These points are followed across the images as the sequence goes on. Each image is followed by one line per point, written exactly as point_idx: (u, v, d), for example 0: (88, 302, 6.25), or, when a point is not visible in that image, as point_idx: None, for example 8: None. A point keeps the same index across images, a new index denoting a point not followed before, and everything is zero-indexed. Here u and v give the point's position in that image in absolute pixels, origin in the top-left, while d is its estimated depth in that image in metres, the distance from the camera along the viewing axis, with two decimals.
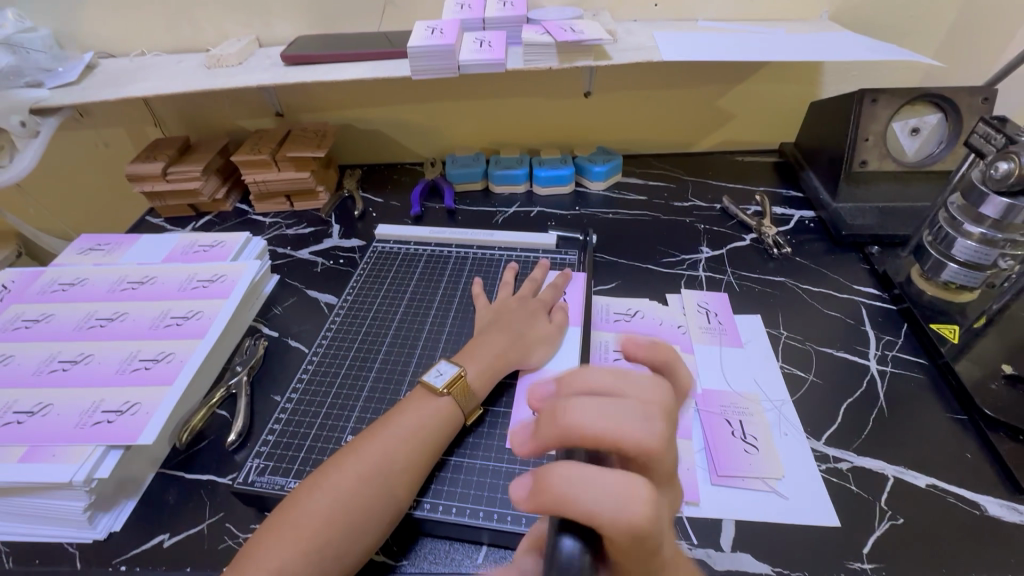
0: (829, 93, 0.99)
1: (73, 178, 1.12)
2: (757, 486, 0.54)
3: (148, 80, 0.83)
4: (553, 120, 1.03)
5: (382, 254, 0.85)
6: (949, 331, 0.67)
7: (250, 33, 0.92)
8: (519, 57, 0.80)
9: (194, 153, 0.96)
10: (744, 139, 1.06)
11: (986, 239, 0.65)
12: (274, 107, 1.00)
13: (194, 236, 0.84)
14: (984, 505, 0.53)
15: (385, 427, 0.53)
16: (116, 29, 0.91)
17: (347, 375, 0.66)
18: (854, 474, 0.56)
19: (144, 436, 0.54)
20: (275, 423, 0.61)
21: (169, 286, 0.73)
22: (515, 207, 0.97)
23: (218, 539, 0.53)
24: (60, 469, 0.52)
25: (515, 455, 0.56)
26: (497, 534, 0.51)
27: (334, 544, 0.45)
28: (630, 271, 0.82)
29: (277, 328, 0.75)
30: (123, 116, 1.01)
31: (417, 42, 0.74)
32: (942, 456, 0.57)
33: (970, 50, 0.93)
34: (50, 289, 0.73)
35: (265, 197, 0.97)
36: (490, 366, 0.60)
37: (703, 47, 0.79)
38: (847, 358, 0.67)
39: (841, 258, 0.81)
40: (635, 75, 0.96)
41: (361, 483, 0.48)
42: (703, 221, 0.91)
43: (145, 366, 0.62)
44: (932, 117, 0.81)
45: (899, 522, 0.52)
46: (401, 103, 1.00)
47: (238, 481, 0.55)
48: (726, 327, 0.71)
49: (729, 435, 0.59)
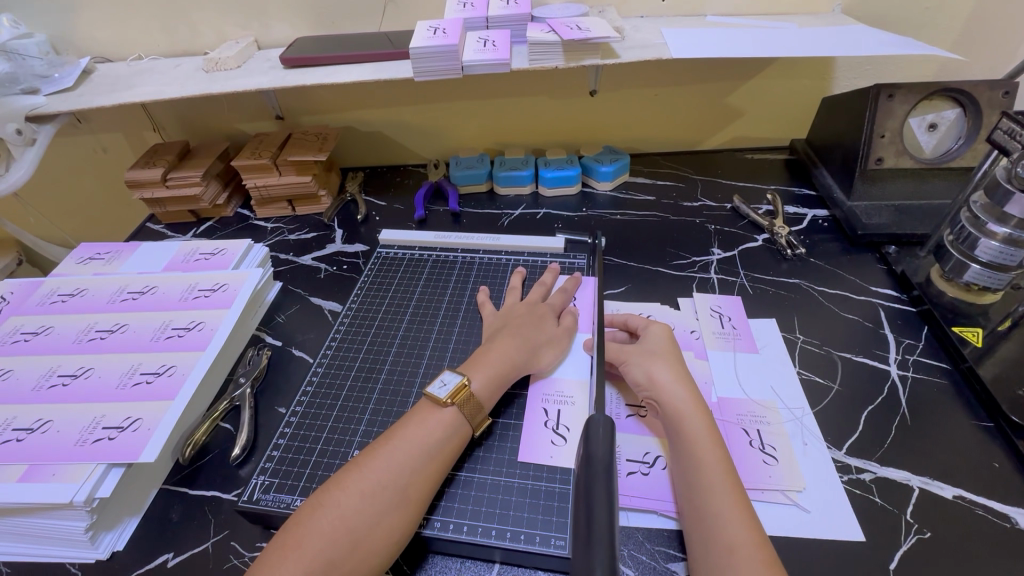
0: (841, 88, 0.96)
1: (72, 185, 1.11)
2: (777, 499, 0.53)
3: (145, 84, 0.82)
4: (558, 119, 1.01)
5: (386, 260, 0.84)
6: (972, 334, 0.65)
7: (248, 35, 0.90)
8: (524, 56, 0.78)
9: (194, 158, 0.94)
10: (753, 136, 1.04)
11: (1010, 239, 0.64)
12: (274, 110, 0.98)
13: (195, 243, 0.82)
14: (1014, 517, 0.51)
15: (389, 441, 0.51)
16: (111, 32, 0.89)
17: (352, 386, 0.64)
18: (877, 485, 0.54)
19: (146, 453, 0.53)
20: (280, 437, 0.59)
21: (170, 296, 0.72)
22: (521, 209, 0.95)
23: (224, 558, 0.51)
24: (60, 489, 0.50)
25: (526, 469, 0.55)
26: (510, 553, 0.49)
27: (339, 564, 0.44)
28: (641, 274, 0.80)
29: (280, 337, 0.73)
30: (121, 122, 1.00)
31: (419, 43, 0.72)
32: (969, 466, 0.55)
33: (987, 42, 0.90)
34: (49, 300, 0.72)
35: (267, 201, 0.95)
36: (497, 375, 0.58)
37: (713, 43, 0.77)
38: (866, 363, 0.65)
39: (856, 258, 0.79)
40: (642, 72, 0.93)
41: (366, 501, 0.47)
42: (713, 222, 0.89)
43: (146, 380, 0.61)
44: (950, 112, 0.79)
45: (926, 536, 0.50)
46: (403, 104, 0.98)
47: (242, 499, 0.54)
48: (741, 331, 0.69)
49: (747, 446, 0.57)
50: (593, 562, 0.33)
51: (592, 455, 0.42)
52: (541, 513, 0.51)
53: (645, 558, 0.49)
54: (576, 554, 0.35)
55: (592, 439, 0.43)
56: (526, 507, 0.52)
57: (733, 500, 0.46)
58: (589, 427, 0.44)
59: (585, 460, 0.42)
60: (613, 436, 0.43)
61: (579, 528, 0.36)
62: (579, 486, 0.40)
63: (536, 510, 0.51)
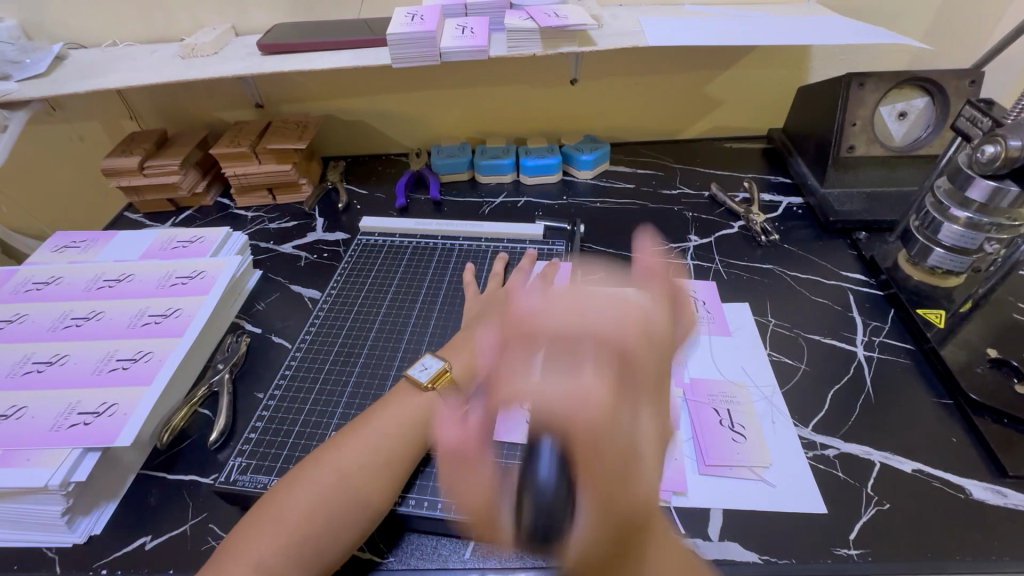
0: (817, 78, 0.98)
1: (47, 175, 1.09)
2: (745, 475, 0.54)
3: (120, 71, 0.81)
4: (540, 107, 1.01)
5: (367, 247, 0.84)
6: (936, 316, 0.67)
7: (226, 21, 0.90)
8: (502, 42, 0.78)
9: (172, 146, 0.93)
10: (732, 124, 1.05)
11: (972, 224, 0.65)
12: (253, 98, 0.97)
13: (174, 230, 0.82)
14: (968, 489, 0.53)
15: (366, 423, 0.53)
16: (84, 18, 0.88)
17: (331, 368, 0.65)
18: (840, 460, 0.56)
19: (122, 438, 0.53)
20: (257, 421, 0.59)
21: (146, 283, 0.71)
22: (502, 197, 0.96)
23: (202, 540, 0.52)
24: (35, 472, 0.50)
25: (501, 449, 0.56)
26: (485, 529, 0.50)
27: (314, 539, 0.45)
28: (618, 261, 0.81)
29: (260, 325, 0.74)
30: (96, 110, 0.99)
31: (396, 29, 0.72)
32: (930, 442, 0.57)
33: (957, 32, 0.92)
34: (23, 288, 0.71)
35: (246, 190, 0.95)
36: (474, 358, 0.60)
37: (687, 31, 0.77)
38: (834, 344, 0.67)
39: (828, 244, 0.81)
40: (621, 60, 0.94)
41: (341, 479, 0.48)
42: (691, 210, 0.90)
43: (123, 366, 0.61)
44: (919, 101, 0.81)
45: (885, 508, 0.52)
46: (383, 92, 0.97)
47: (220, 480, 0.54)
48: (714, 315, 0.71)
49: (717, 424, 0.59)
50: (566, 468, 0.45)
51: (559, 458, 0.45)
52: None
53: None
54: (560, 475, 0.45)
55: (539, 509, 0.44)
56: (500, 485, 0.53)
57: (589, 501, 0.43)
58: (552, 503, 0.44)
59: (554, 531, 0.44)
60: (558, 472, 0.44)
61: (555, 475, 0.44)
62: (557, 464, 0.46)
63: None
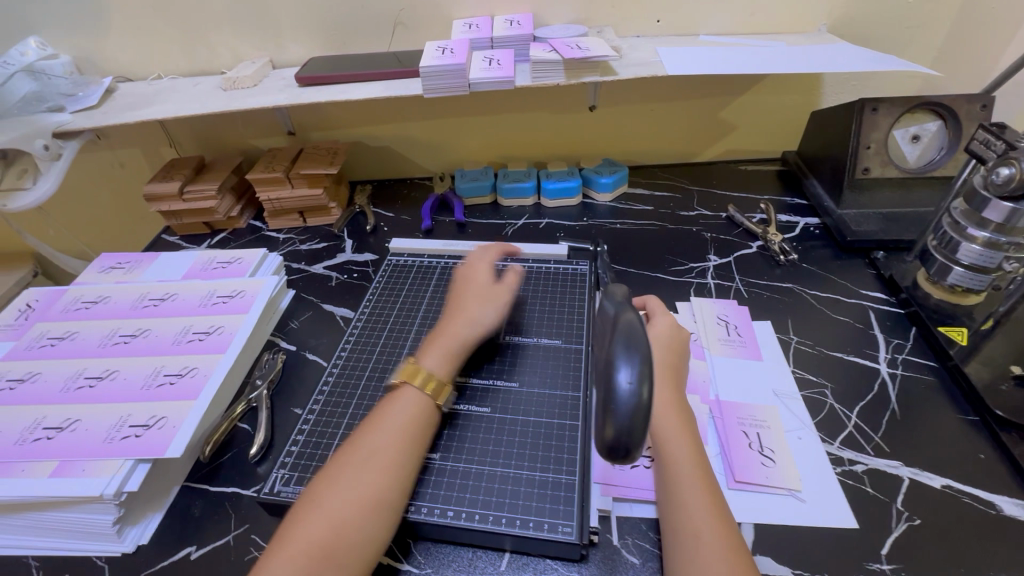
0: (829, 103, 1.01)
1: (89, 199, 1.15)
2: (775, 492, 0.55)
3: (167, 103, 0.86)
4: (560, 133, 1.05)
5: (397, 267, 0.87)
6: (958, 333, 0.68)
7: (264, 55, 0.95)
8: (526, 73, 0.82)
9: (209, 172, 0.98)
10: (747, 148, 1.08)
11: (990, 243, 0.66)
12: (286, 126, 1.02)
13: (213, 252, 0.86)
14: (999, 504, 0.53)
15: (355, 432, 0.56)
16: (133, 53, 0.94)
17: (368, 384, 0.67)
18: (869, 476, 0.56)
19: (172, 449, 0.56)
20: (298, 434, 0.61)
21: (189, 302, 0.75)
22: (524, 219, 0.99)
23: (245, 550, 0.54)
24: (90, 482, 0.53)
25: (535, 462, 0.57)
26: (519, 540, 0.51)
27: (322, 544, 0.46)
28: (638, 279, 0.83)
29: (294, 342, 0.76)
30: (139, 138, 1.04)
31: (428, 62, 0.76)
32: (958, 458, 0.57)
33: (967, 58, 0.95)
34: (73, 307, 0.75)
35: (279, 213, 0.99)
36: (446, 352, 0.62)
37: (703, 60, 0.81)
38: (857, 362, 0.68)
39: (847, 263, 0.83)
40: (638, 88, 0.98)
41: (335, 483, 0.50)
42: (710, 230, 0.92)
43: (169, 381, 0.64)
44: (931, 124, 0.83)
45: (916, 523, 0.52)
46: (410, 120, 1.02)
47: (263, 491, 0.56)
48: (746, 339, 0.72)
49: (746, 446, 0.59)
50: (609, 378, 0.42)
51: (609, 357, 0.43)
52: (548, 502, 0.53)
53: (648, 546, 0.52)
54: (603, 379, 0.42)
55: (620, 413, 0.40)
56: (534, 497, 0.54)
57: (699, 481, 0.50)
58: (618, 402, 0.41)
59: (629, 452, 0.41)
60: (645, 369, 0.42)
61: (601, 387, 0.42)
62: (602, 361, 0.44)
63: (543, 499, 0.53)
